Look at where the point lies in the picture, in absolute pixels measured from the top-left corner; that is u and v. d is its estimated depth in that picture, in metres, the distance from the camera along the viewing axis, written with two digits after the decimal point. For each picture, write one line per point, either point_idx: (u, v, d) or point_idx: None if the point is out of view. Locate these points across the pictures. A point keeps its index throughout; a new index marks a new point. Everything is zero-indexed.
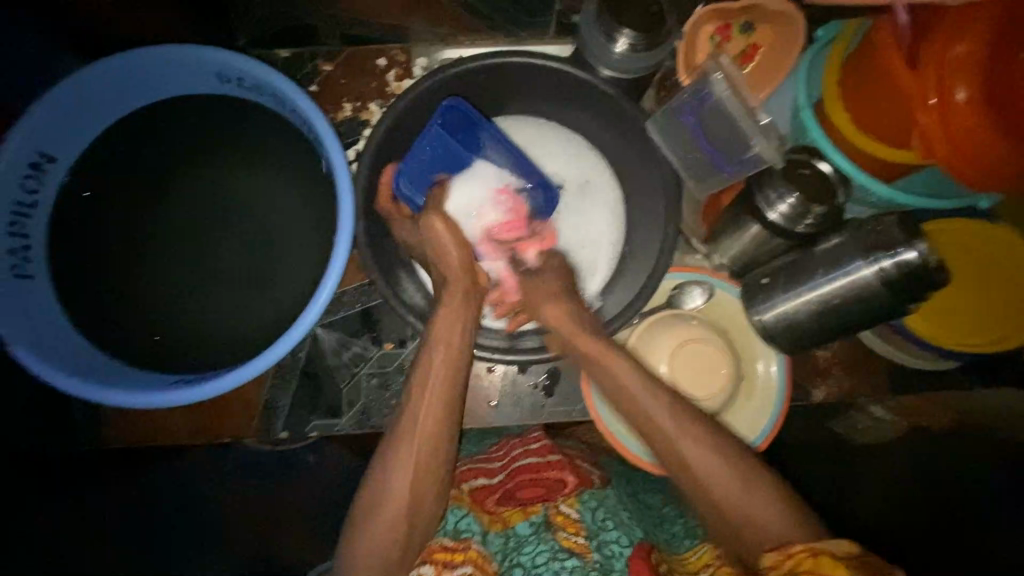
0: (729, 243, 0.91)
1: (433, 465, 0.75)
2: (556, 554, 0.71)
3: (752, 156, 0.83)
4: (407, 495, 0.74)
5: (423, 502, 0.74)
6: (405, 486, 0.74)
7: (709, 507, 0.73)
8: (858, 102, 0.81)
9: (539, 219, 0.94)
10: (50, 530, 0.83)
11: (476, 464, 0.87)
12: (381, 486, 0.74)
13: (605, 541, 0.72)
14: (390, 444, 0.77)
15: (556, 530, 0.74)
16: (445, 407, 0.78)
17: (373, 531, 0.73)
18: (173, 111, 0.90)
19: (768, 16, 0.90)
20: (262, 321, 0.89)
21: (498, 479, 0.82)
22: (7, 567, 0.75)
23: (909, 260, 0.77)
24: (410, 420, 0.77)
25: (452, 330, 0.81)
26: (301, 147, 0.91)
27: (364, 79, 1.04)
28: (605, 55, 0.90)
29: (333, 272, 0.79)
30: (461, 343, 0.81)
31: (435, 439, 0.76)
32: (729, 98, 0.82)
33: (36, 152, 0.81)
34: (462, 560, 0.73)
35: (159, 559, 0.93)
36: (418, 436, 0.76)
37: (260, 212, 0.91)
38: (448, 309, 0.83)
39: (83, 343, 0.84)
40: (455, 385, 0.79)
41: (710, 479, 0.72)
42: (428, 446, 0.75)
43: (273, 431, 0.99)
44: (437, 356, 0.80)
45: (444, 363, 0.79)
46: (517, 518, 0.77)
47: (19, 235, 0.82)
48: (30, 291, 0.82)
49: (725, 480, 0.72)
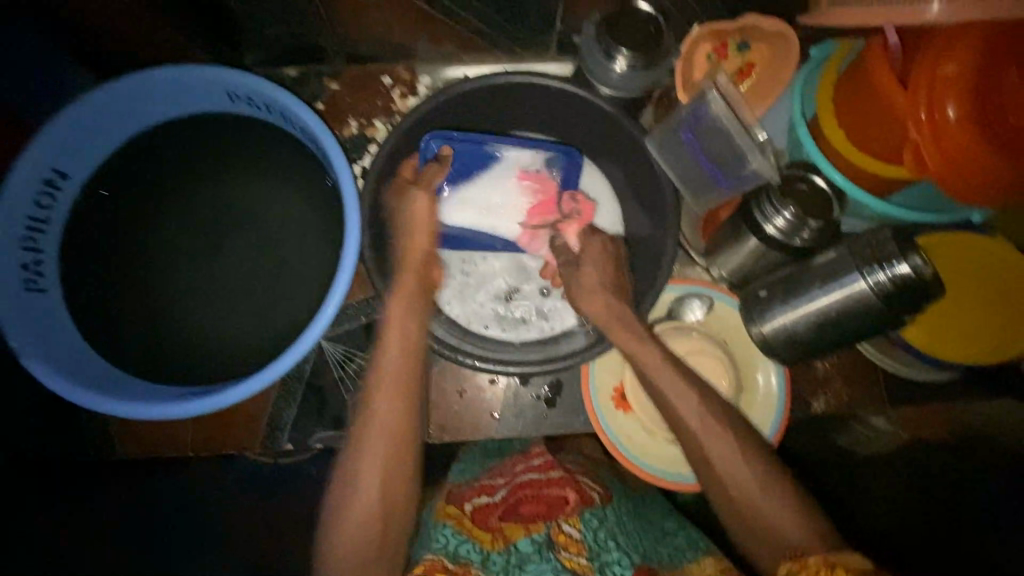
0: (728, 257, 0.94)
1: (400, 461, 0.75)
2: (559, 573, 0.71)
3: (750, 172, 0.85)
4: (377, 493, 0.73)
5: (393, 499, 0.74)
6: (372, 484, 0.73)
7: (727, 509, 0.72)
8: (852, 118, 0.83)
9: (570, 196, 0.96)
10: (50, 530, 0.82)
11: (480, 482, 0.86)
12: (349, 487, 0.73)
13: (607, 562, 0.73)
14: (354, 444, 0.76)
15: (558, 550, 0.74)
16: (406, 402, 0.78)
17: (343, 530, 0.71)
18: (184, 129, 0.92)
19: (765, 36, 0.92)
20: (269, 332, 0.90)
21: (500, 496, 0.82)
22: (10, 567, 0.74)
23: (903, 273, 0.78)
24: (373, 418, 0.76)
25: (406, 326, 0.82)
26: (308, 163, 0.93)
27: (367, 97, 1.07)
28: (604, 73, 0.92)
29: (340, 286, 0.80)
30: (416, 338, 0.82)
31: (397, 434, 0.76)
32: (726, 114, 0.84)
33: (51, 169, 0.83)
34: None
35: (160, 559, 0.84)
36: (381, 433, 0.75)
37: (268, 226, 0.93)
38: (401, 305, 0.83)
39: (92, 354, 0.85)
40: (414, 379, 0.80)
41: (727, 476, 0.72)
42: (392, 442, 0.75)
43: (278, 442, 1.00)
44: (393, 352, 0.80)
45: (400, 359, 0.80)
46: (518, 534, 0.76)
47: (32, 250, 0.83)
48: (42, 304, 0.84)
49: (744, 478, 0.72)
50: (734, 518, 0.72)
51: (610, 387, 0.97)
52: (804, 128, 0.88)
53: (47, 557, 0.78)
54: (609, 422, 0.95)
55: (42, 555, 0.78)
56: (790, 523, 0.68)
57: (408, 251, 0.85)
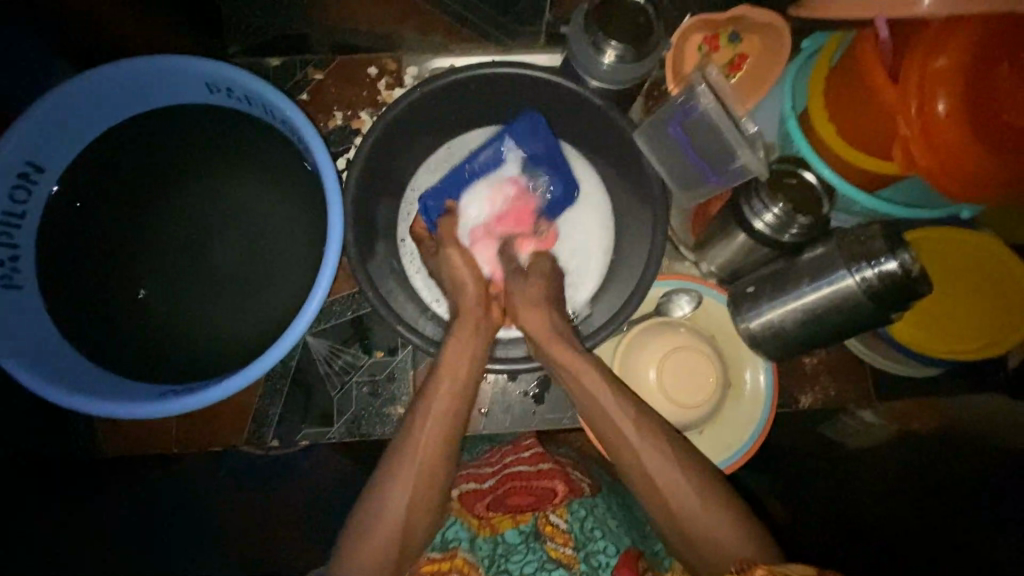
0: (717, 250, 0.94)
1: (437, 481, 0.75)
2: (544, 564, 0.73)
3: (738, 167, 0.84)
4: (406, 508, 0.72)
5: (420, 516, 0.73)
6: (407, 500, 0.72)
7: (668, 524, 0.72)
8: (843, 113, 0.82)
9: (544, 219, 0.99)
10: (50, 530, 0.80)
11: (468, 470, 0.87)
12: (381, 499, 0.73)
13: (592, 551, 0.74)
14: (393, 460, 0.76)
15: (545, 540, 0.75)
16: (448, 426, 0.78)
17: (362, 554, 0.70)
18: (163, 121, 0.90)
19: (757, 27, 0.91)
20: (254, 328, 0.89)
21: (489, 484, 0.83)
22: (10, 568, 0.72)
23: (890, 270, 0.78)
24: (412, 445, 0.76)
25: (461, 356, 0.83)
26: (291, 156, 0.91)
27: (352, 86, 1.05)
28: (592, 66, 0.90)
29: (323, 282, 0.79)
30: (469, 367, 0.83)
31: (437, 455, 0.76)
32: (714, 108, 0.83)
33: (25, 162, 0.80)
34: (448, 568, 0.73)
35: (159, 560, 0.86)
36: (423, 453, 0.75)
37: (251, 222, 0.92)
38: (462, 333, 0.84)
39: (72, 352, 0.84)
40: (461, 406, 0.80)
41: (671, 491, 0.72)
42: (432, 462, 0.75)
43: (265, 438, 0.99)
44: (449, 379, 0.81)
45: (452, 385, 0.80)
46: (506, 525, 0.76)
47: (9, 245, 0.81)
48: (19, 300, 0.82)
49: (685, 493, 0.71)
50: (673, 531, 0.72)
51: None
52: (795, 122, 0.87)
53: (46, 557, 0.76)
54: None
55: (42, 554, 0.76)
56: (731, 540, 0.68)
57: (461, 293, 0.89)
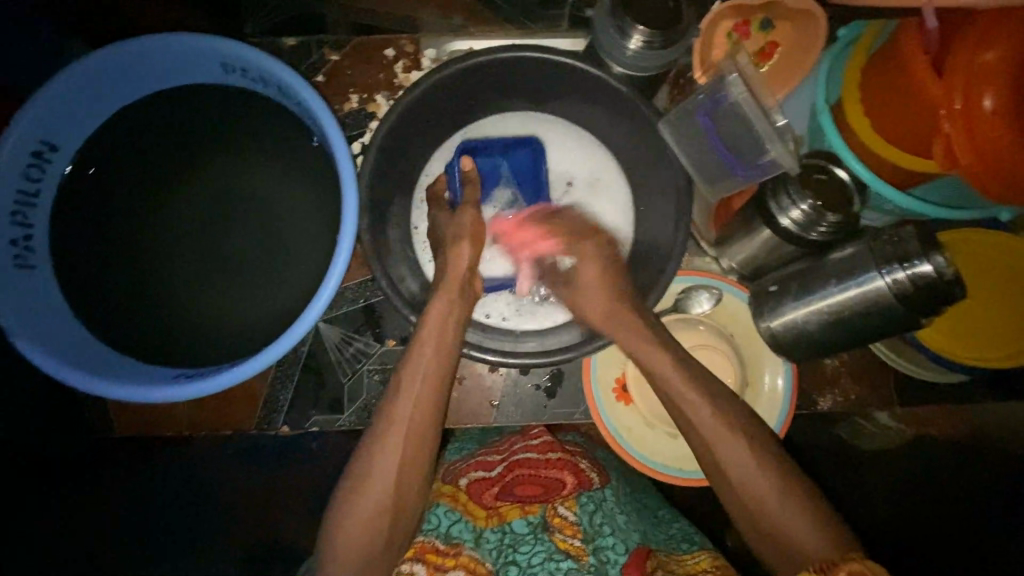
0: (738, 247, 0.91)
1: (417, 455, 0.73)
2: (552, 555, 0.71)
3: (769, 161, 0.81)
4: (386, 486, 0.70)
5: (404, 498, 0.71)
6: (388, 479, 0.71)
7: (746, 513, 0.71)
8: (878, 107, 0.78)
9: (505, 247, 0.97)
10: (51, 531, 0.83)
11: (475, 457, 0.85)
12: (363, 479, 0.71)
13: (600, 546, 0.72)
14: (375, 437, 0.73)
15: (553, 531, 0.74)
16: (427, 398, 0.75)
17: (349, 527, 0.69)
18: (179, 99, 0.88)
19: (790, 14, 0.87)
20: (267, 315, 0.88)
21: (497, 472, 0.80)
22: (12, 569, 0.77)
23: (925, 274, 0.75)
24: (397, 414, 0.74)
25: (444, 325, 0.79)
26: (306, 140, 0.90)
27: (368, 69, 1.02)
28: (618, 51, 0.88)
29: (336, 269, 0.77)
30: (453, 340, 0.79)
31: (415, 431, 0.73)
32: (747, 98, 0.79)
33: (38, 141, 0.79)
34: (452, 565, 0.71)
35: None
36: (410, 426, 0.73)
37: (265, 206, 0.90)
38: (445, 303, 0.81)
39: (84, 334, 0.84)
40: (442, 380, 0.77)
41: (743, 483, 0.71)
42: (414, 441, 0.73)
43: (275, 423, 0.99)
44: (426, 349, 0.77)
45: (434, 355, 0.77)
46: (514, 515, 0.76)
47: (22, 225, 0.80)
48: (34, 281, 0.81)
49: (759, 485, 0.70)
50: (749, 517, 0.71)
51: (612, 378, 0.95)
52: (827, 115, 0.84)
53: (45, 559, 0.82)
54: (608, 413, 0.93)
55: (42, 555, 0.81)
56: (806, 539, 0.67)
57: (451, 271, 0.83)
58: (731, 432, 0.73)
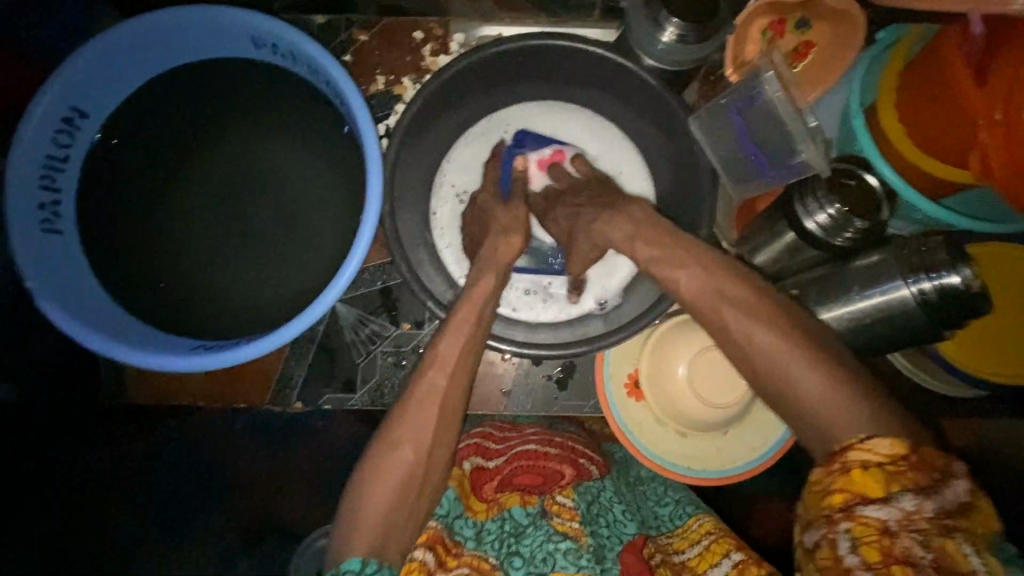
0: (762, 245, 0.88)
1: (444, 432, 0.70)
2: (551, 537, 0.71)
3: (798, 163, 0.80)
4: (415, 451, 0.67)
5: (430, 474, 0.68)
6: (420, 444, 0.68)
7: (769, 382, 0.66)
8: (914, 113, 0.77)
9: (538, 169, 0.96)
10: (51, 530, 0.86)
11: (473, 440, 0.83)
12: (390, 450, 0.67)
13: (597, 530, 0.74)
14: (399, 410, 0.70)
15: (552, 517, 0.74)
16: (460, 372, 0.73)
17: (368, 507, 0.65)
18: (208, 72, 0.88)
19: (829, 13, 0.86)
20: (288, 291, 0.89)
21: (496, 463, 0.79)
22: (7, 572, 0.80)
23: (951, 284, 0.74)
24: (425, 390, 0.70)
25: (483, 306, 0.78)
26: (333, 118, 0.90)
27: (396, 51, 1.01)
28: (650, 45, 0.87)
29: (358, 250, 0.77)
30: (487, 313, 0.78)
31: (447, 403, 0.71)
32: (780, 97, 0.77)
33: (69, 107, 0.80)
34: (456, 565, 0.69)
35: None
36: (434, 402, 0.70)
37: (288, 183, 0.91)
38: (492, 282, 0.80)
39: (107, 300, 0.85)
40: (470, 363, 0.74)
41: (761, 351, 0.66)
42: (443, 411, 0.70)
43: (288, 400, 0.99)
44: (466, 325, 0.75)
45: (472, 329, 0.75)
46: (513, 503, 0.76)
47: (50, 189, 0.81)
48: (60, 246, 0.82)
49: (783, 355, 0.64)
50: (773, 390, 0.66)
51: (624, 374, 0.95)
52: (859, 119, 0.82)
53: (45, 558, 0.84)
54: (618, 408, 0.93)
55: (42, 554, 0.84)
56: (832, 407, 0.61)
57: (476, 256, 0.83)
58: (748, 315, 0.68)
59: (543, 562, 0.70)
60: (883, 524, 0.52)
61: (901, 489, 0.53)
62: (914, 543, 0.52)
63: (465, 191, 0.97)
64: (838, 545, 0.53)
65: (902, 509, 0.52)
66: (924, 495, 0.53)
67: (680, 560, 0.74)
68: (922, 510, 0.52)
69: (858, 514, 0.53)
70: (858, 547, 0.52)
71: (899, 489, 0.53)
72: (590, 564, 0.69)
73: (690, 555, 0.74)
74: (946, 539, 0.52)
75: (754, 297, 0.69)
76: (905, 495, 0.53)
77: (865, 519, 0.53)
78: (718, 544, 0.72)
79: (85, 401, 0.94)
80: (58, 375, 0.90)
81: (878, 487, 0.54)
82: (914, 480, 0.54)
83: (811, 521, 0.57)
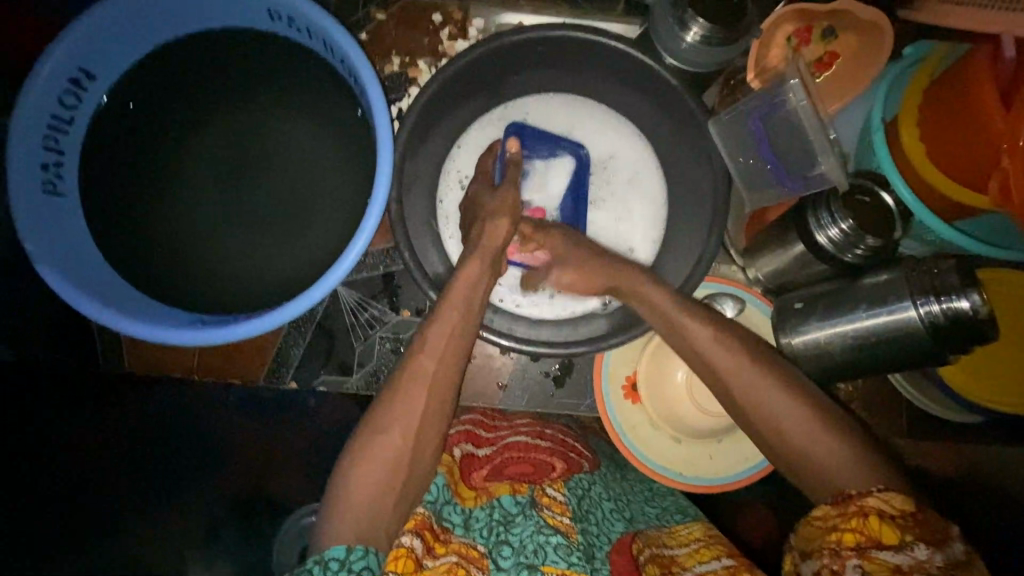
0: (767, 259, 0.90)
1: (438, 418, 0.70)
2: (542, 529, 0.69)
3: (818, 175, 0.79)
4: (404, 434, 0.67)
5: (419, 457, 0.67)
6: (407, 426, 0.67)
7: (767, 435, 0.68)
8: (937, 134, 0.76)
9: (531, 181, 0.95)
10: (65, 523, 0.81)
11: (465, 428, 0.84)
12: (376, 432, 0.67)
13: (587, 528, 0.72)
14: (392, 391, 0.70)
15: (541, 508, 0.72)
16: (453, 359, 0.72)
17: (351, 491, 0.64)
18: (224, 42, 0.87)
19: (857, 25, 0.84)
20: (291, 269, 0.88)
21: (484, 453, 0.80)
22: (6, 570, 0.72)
23: (959, 309, 0.73)
24: (417, 373, 0.70)
25: (473, 291, 0.77)
26: (345, 97, 0.88)
27: (414, 33, 1.00)
28: (674, 43, 0.85)
29: (362, 234, 0.76)
30: (478, 302, 0.77)
31: (438, 389, 0.70)
32: (805, 107, 0.76)
33: (77, 68, 0.78)
34: (443, 552, 0.66)
35: None
36: (429, 393, 0.69)
37: (295, 160, 0.89)
38: (475, 265, 0.78)
39: (105, 267, 0.83)
40: (462, 347, 0.73)
41: (760, 409, 0.68)
42: (439, 400, 0.70)
43: (284, 378, 1.02)
44: (454, 310, 0.75)
45: (461, 317, 0.74)
46: (503, 491, 0.74)
47: (54, 150, 0.79)
48: (61, 208, 0.80)
49: (783, 407, 0.67)
50: (774, 446, 0.67)
51: (623, 375, 0.94)
52: (880, 135, 0.80)
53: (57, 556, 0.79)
54: (615, 410, 0.92)
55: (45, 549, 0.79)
56: (834, 459, 0.63)
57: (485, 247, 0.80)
58: (752, 368, 0.70)
59: (533, 553, 0.66)
60: (897, 567, 0.52)
61: (915, 539, 0.53)
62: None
63: (468, 177, 0.97)
64: None
65: (915, 557, 0.52)
66: (936, 548, 0.53)
67: (671, 554, 0.71)
68: (935, 561, 0.52)
69: (872, 555, 0.53)
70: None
71: (913, 538, 0.53)
72: (581, 562, 0.66)
73: (679, 553, 0.71)
74: None
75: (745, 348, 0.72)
76: (919, 545, 0.53)
77: (879, 561, 0.53)
78: (706, 549, 0.70)
79: (87, 405, 0.87)
80: (54, 383, 0.85)
81: (893, 534, 0.54)
82: (927, 533, 0.54)
83: (812, 551, 0.57)
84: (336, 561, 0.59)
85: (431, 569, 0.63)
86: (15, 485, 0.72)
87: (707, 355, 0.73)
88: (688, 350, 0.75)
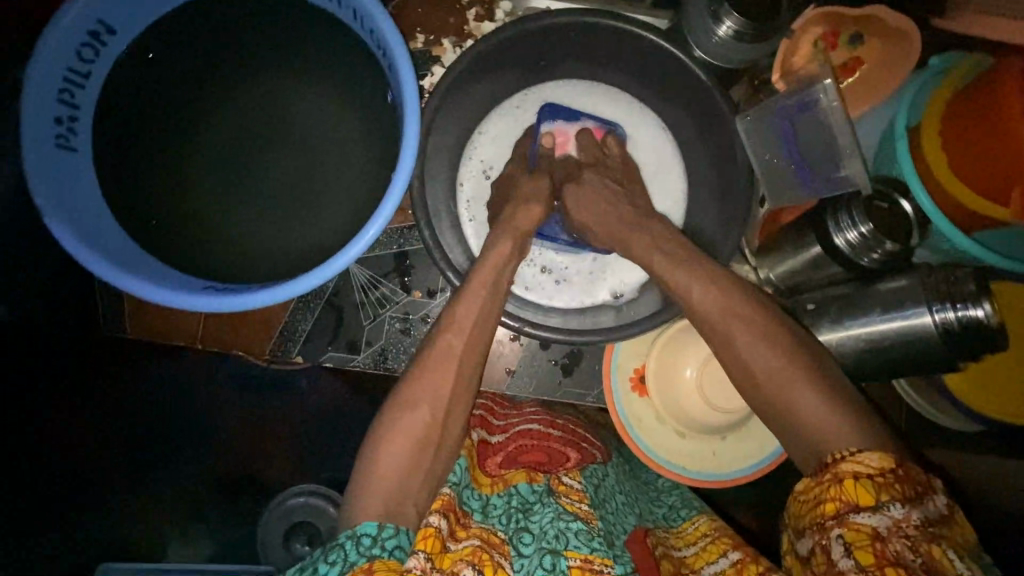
0: (782, 261, 0.90)
1: (460, 399, 0.69)
2: (561, 515, 0.68)
3: (842, 177, 0.79)
4: (432, 411, 0.66)
5: (443, 440, 0.67)
6: (433, 405, 0.67)
7: (774, 415, 0.67)
8: (960, 145, 0.77)
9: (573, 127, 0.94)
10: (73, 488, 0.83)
11: (477, 413, 0.83)
12: (401, 412, 0.66)
13: (603, 514, 0.72)
14: (416, 371, 0.69)
15: (559, 496, 0.71)
16: (475, 342, 0.71)
17: (376, 471, 0.64)
18: (250, 7, 0.85)
19: (883, 31, 0.84)
20: (307, 240, 0.87)
21: (498, 440, 0.80)
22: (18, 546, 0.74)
23: (974, 317, 0.75)
24: (442, 350, 0.69)
25: (499, 273, 0.76)
26: (370, 70, 0.86)
27: (440, 11, 0.98)
28: (706, 37, 0.86)
29: (391, 200, 0.74)
30: (505, 286, 0.77)
31: (460, 372, 0.69)
32: (835, 107, 0.77)
33: (97, 21, 0.75)
34: (465, 535, 0.64)
35: None
36: (450, 375, 0.68)
37: (315, 131, 0.88)
38: (509, 246, 0.78)
39: (115, 228, 0.81)
40: (484, 330, 0.72)
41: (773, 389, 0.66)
42: (461, 382, 0.69)
43: (289, 352, 0.98)
44: (481, 291, 0.74)
45: (487, 299, 0.74)
46: (519, 479, 0.73)
47: (68, 104, 0.77)
48: (72, 164, 0.78)
49: (795, 389, 0.65)
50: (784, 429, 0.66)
51: (631, 368, 0.94)
52: (903, 143, 0.81)
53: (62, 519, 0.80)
54: (621, 402, 0.93)
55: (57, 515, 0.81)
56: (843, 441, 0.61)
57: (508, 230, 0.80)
58: (767, 345, 0.68)
59: (555, 539, 0.66)
60: (875, 530, 0.54)
61: (891, 498, 0.55)
62: (907, 549, 0.53)
63: (491, 168, 0.97)
64: (832, 550, 0.55)
65: (893, 517, 0.54)
66: (911, 505, 0.55)
67: (681, 556, 0.74)
68: (910, 518, 0.54)
69: (850, 521, 0.55)
70: (854, 553, 0.53)
71: (889, 498, 0.54)
72: (603, 548, 0.66)
73: (689, 553, 0.74)
74: (934, 546, 0.53)
75: (774, 325, 0.69)
76: (894, 504, 0.54)
77: (857, 526, 0.54)
78: (716, 544, 0.72)
79: (88, 402, 0.85)
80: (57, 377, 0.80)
81: (868, 495, 0.55)
82: (904, 491, 0.55)
83: (803, 529, 0.59)
84: (369, 537, 0.59)
85: (455, 552, 0.62)
86: (14, 484, 0.73)
87: (731, 333, 0.69)
88: (706, 328, 0.72)
